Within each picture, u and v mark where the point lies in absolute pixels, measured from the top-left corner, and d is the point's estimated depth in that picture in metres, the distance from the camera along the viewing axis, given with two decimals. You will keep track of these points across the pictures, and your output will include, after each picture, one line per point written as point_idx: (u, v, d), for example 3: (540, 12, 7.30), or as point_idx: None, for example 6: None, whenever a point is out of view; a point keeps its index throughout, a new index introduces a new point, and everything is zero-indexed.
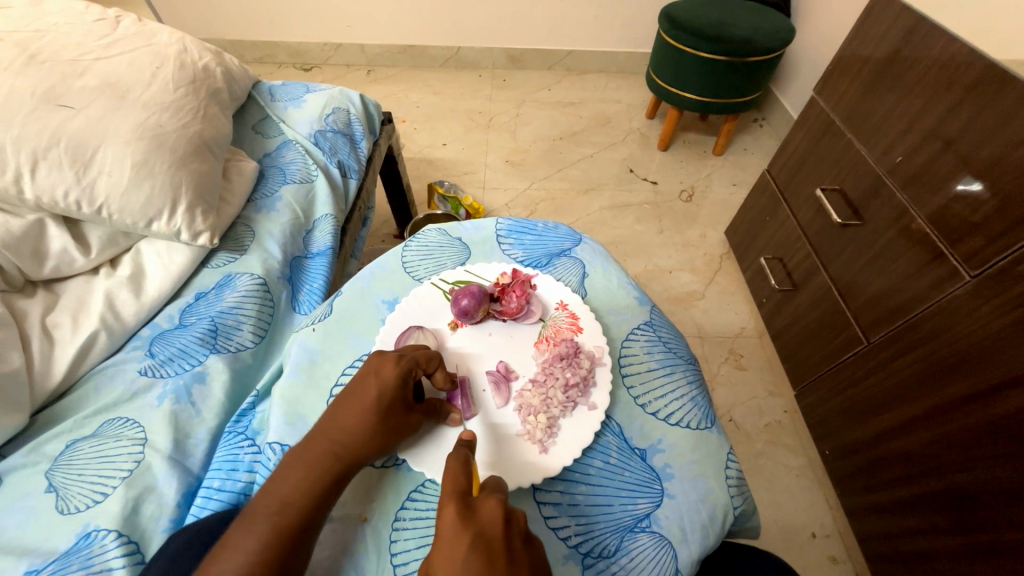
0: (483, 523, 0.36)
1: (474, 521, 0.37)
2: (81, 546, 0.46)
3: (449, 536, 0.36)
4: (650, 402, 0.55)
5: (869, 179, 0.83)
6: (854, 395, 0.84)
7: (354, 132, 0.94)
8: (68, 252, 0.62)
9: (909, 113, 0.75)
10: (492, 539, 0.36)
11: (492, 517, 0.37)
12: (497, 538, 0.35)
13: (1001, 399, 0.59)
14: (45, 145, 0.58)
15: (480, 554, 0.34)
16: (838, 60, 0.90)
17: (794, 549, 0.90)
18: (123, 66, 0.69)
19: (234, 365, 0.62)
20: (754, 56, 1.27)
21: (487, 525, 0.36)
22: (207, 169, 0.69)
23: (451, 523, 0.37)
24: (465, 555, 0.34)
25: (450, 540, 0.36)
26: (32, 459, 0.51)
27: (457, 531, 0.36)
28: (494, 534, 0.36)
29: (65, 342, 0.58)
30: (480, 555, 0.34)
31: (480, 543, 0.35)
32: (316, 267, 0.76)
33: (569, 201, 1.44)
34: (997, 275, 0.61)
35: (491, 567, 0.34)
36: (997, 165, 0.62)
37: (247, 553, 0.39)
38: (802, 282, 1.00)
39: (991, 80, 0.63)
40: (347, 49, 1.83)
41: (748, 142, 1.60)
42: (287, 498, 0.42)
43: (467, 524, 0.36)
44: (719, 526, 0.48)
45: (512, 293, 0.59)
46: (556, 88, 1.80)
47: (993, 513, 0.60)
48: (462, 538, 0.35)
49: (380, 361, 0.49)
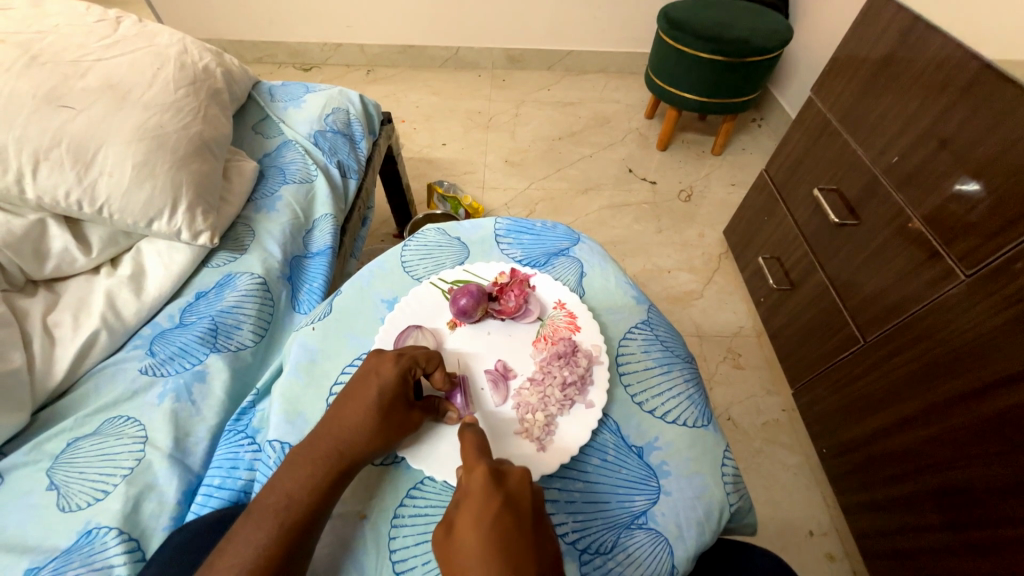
0: (511, 489, 0.40)
1: (502, 486, 0.40)
2: (83, 543, 0.47)
3: (480, 495, 0.39)
4: (647, 400, 0.56)
5: (866, 179, 0.83)
6: (851, 393, 0.84)
7: (353, 132, 0.94)
8: (69, 252, 0.62)
9: (904, 114, 0.76)
10: (519, 503, 0.39)
11: (519, 484, 0.40)
12: (525, 503, 0.39)
13: (996, 396, 0.60)
14: (47, 146, 0.59)
15: (509, 514, 0.38)
16: (835, 61, 0.90)
17: (791, 546, 0.90)
18: (124, 67, 0.69)
19: (234, 364, 0.62)
20: (753, 57, 1.27)
21: (515, 491, 0.40)
22: (208, 169, 0.70)
23: (481, 485, 0.40)
24: (495, 514, 0.38)
25: (481, 497, 0.39)
26: (33, 457, 0.51)
27: (487, 492, 0.39)
28: (522, 497, 0.40)
29: (66, 341, 0.58)
30: (509, 514, 0.38)
31: (509, 505, 0.39)
32: (316, 267, 0.76)
33: (568, 200, 1.44)
34: (991, 273, 0.61)
35: (519, 527, 0.37)
36: (991, 165, 0.63)
37: (255, 547, 0.39)
38: (799, 281, 1.00)
39: (984, 81, 0.64)
40: (347, 49, 1.84)
41: (747, 142, 1.61)
42: (294, 494, 0.43)
43: (498, 487, 0.40)
44: (715, 522, 0.48)
45: (511, 292, 0.60)
46: (556, 88, 1.80)
47: (988, 509, 0.61)
48: (494, 498, 0.39)
49: (379, 359, 0.50)
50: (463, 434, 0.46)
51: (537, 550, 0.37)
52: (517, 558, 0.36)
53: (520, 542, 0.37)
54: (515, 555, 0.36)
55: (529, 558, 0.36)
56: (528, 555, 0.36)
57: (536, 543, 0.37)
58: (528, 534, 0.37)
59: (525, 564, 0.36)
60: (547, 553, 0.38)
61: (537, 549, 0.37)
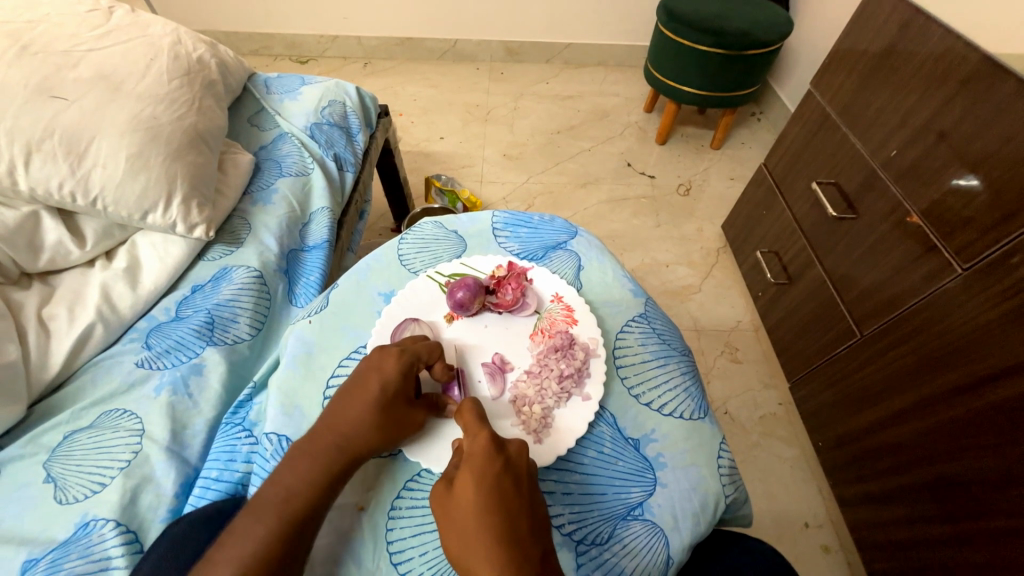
0: (511, 456, 0.41)
1: (503, 451, 0.42)
2: (80, 536, 0.47)
3: (482, 459, 0.41)
4: (644, 392, 0.56)
5: (864, 173, 0.83)
6: (847, 386, 0.85)
7: (350, 124, 0.93)
8: (64, 245, 0.62)
9: (903, 108, 0.75)
10: (518, 470, 0.41)
11: (518, 453, 0.42)
12: (523, 470, 0.41)
13: (991, 389, 0.60)
14: (39, 137, 0.58)
15: (509, 478, 0.40)
16: (834, 54, 0.89)
17: (786, 538, 0.91)
18: (117, 58, 0.68)
19: (230, 356, 0.62)
20: (752, 49, 1.26)
21: (515, 458, 0.42)
22: (203, 161, 0.69)
23: (483, 448, 0.41)
24: (495, 476, 0.40)
25: (482, 460, 0.41)
26: (29, 450, 0.51)
27: (489, 456, 0.41)
28: (521, 464, 0.41)
29: (61, 334, 0.58)
30: (508, 479, 0.40)
31: (508, 470, 0.40)
32: (313, 260, 0.76)
33: (566, 195, 1.44)
34: (989, 266, 0.62)
35: (516, 491, 0.40)
36: (990, 158, 0.63)
37: (257, 541, 0.40)
38: (797, 275, 1.00)
39: (983, 74, 0.64)
40: (344, 42, 1.82)
41: (746, 136, 1.60)
42: (295, 490, 0.43)
43: (499, 453, 0.41)
44: (711, 513, 0.49)
45: (508, 286, 0.60)
46: (554, 81, 1.79)
47: (981, 501, 0.61)
48: (495, 462, 0.40)
49: (382, 355, 0.50)
50: (460, 420, 0.46)
51: (532, 512, 0.39)
52: (514, 518, 0.38)
53: (517, 505, 0.39)
54: (511, 515, 0.38)
55: (523, 517, 0.38)
56: (523, 516, 0.38)
57: (531, 505, 0.40)
58: (524, 498, 0.40)
59: (519, 522, 0.38)
60: (540, 513, 0.40)
61: (533, 511, 0.39)
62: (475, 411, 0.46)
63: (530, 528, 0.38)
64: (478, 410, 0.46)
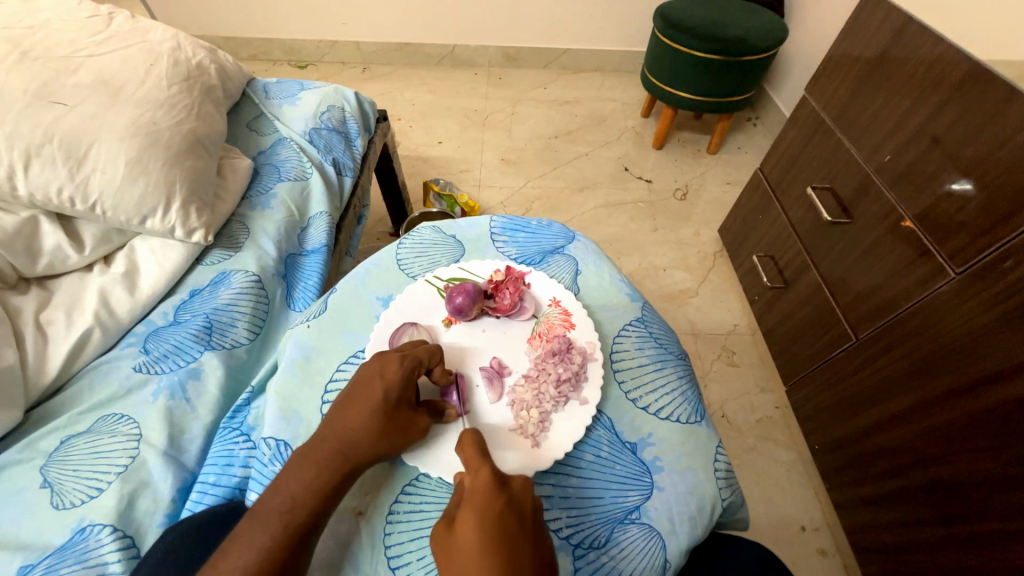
0: (514, 492, 0.41)
1: (506, 488, 0.41)
2: (77, 541, 0.47)
3: (484, 495, 0.40)
4: (641, 396, 0.56)
5: (859, 178, 0.84)
6: (842, 389, 0.85)
7: (349, 129, 0.94)
8: (62, 249, 0.62)
9: (896, 114, 0.76)
10: (522, 507, 0.40)
11: (522, 488, 0.42)
12: (526, 506, 0.40)
13: (985, 392, 0.60)
14: (38, 142, 0.58)
15: (512, 515, 0.39)
16: (828, 60, 0.90)
17: (784, 542, 0.91)
18: (117, 63, 0.69)
19: (228, 361, 0.62)
20: (749, 56, 1.27)
21: (518, 493, 0.41)
22: (201, 167, 0.69)
23: (485, 485, 0.41)
24: (498, 512, 0.39)
25: (484, 497, 0.40)
26: (26, 455, 0.51)
27: (491, 492, 0.40)
28: (524, 501, 0.41)
29: (59, 339, 0.58)
30: (511, 516, 0.39)
31: (511, 506, 0.40)
32: (311, 265, 0.76)
33: (564, 199, 1.44)
34: (982, 271, 0.62)
35: (519, 527, 0.39)
36: (983, 163, 0.64)
37: (259, 549, 0.39)
38: (793, 279, 1.01)
39: (975, 81, 0.64)
40: (342, 47, 1.83)
41: (742, 141, 1.62)
42: (296, 495, 0.43)
43: (502, 490, 0.41)
44: (708, 517, 0.49)
45: (506, 290, 0.61)
46: (552, 86, 1.80)
47: (975, 504, 0.62)
48: (498, 498, 0.40)
49: (383, 362, 0.50)
50: (461, 454, 0.45)
51: (536, 549, 0.38)
52: (517, 554, 0.37)
53: (520, 542, 0.38)
54: (514, 551, 0.37)
55: (527, 555, 0.37)
56: (526, 553, 0.37)
57: (535, 543, 0.38)
58: (528, 534, 0.39)
59: (522, 560, 0.37)
60: (545, 553, 0.38)
61: (537, 548, 0.38)
62: (476, 446, 0.46)
63: (534, 566, 0.37)
64: (478, 444, 0.46)
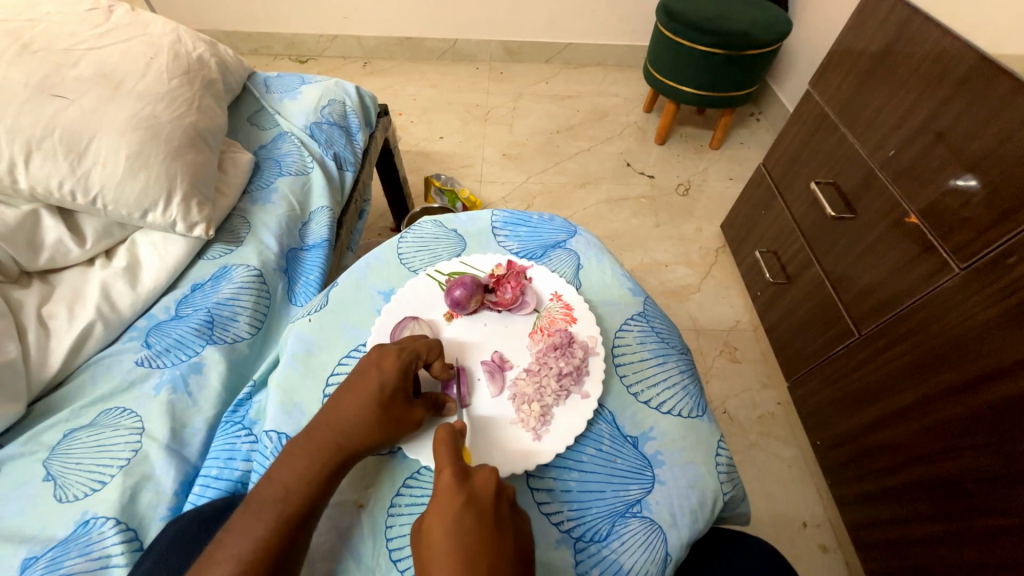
0: (475, 488, 0.41)
1: (467, 484, 0.41)
2: (80, 533, 0.47)
3: (444, 494, 0.40)
4: (643, 390, 0.56)
5: (863, 173, 0.83)
6: (845, 385, 0.85)
7: (350, 124, 0.93)
8: (64, 243, 0.62)
9: (901, 108, 0.76)
10: (483, 502, 0.40)
11: (484, 482, 0.41)
12: (487, 501, 0.40)
13: (989, 387, 0.60)
14: (39, 136, 0.58)
15: (470, 512, 0.39)
16: (833, 54, 0.90)
17: (785, 538, 0.91)
18: (118, 57, 0.69)
19: (230, 356, 0.62)
20: (752, 50, 1.26)
21: (479, 489, 0.41)
22: (203, 160, 0.69)
23: (445, 483, 0.41)
24: (456, 511, 0.39)
25: (444, 497, 0.40)
26: (29, 448, 0.51)
27: (451, 491, 0.40)
28: (485, 495, 0.40)
29: (61, 333, 0.58)
30: (470, 513, 0.39)
31: (470, 503, 0.39)
32: (313, 260, 0.76)
33: (566, 194, 1.44)
34: (986, 266, 0.62)
35: (478, 524, 0.38)
36: (987, 158, 0.63)
37: (253, 538, 0.39)
38: (796, 275, 1.01)
39: (981, 74, 0.64)
40: (344, 41, 1.82)
41: (745, 136, 1.61)
42: (291, 486, 0.42)
43: (461, 487, 0.40)
44: (709, 511, 0.49)
45: (507, 284, 0.60)
46: (554, 81, 1.79)
47: (978, 500, 0.61)
48: (456, 496, 0.40)
49: (380, 354, 0.50)
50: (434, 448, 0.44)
51: (497, 545, 0.38)
52: (475, 554, 0.37)
53: (478, 539, 0.37)
54: (471, 551, 0.37)
55: (485, 553, 0.37)
56: (484, 551, 0.37)
57: (495, 538, 0.38)
58: (487, 531, 0.38)
59: (480, 558, 0.36)
60: (507, 548, 0.38)
61: (497, 543, 0.38)
62: (447, 443, 0.44)
63: (493, 564, 0.36)
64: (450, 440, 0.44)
